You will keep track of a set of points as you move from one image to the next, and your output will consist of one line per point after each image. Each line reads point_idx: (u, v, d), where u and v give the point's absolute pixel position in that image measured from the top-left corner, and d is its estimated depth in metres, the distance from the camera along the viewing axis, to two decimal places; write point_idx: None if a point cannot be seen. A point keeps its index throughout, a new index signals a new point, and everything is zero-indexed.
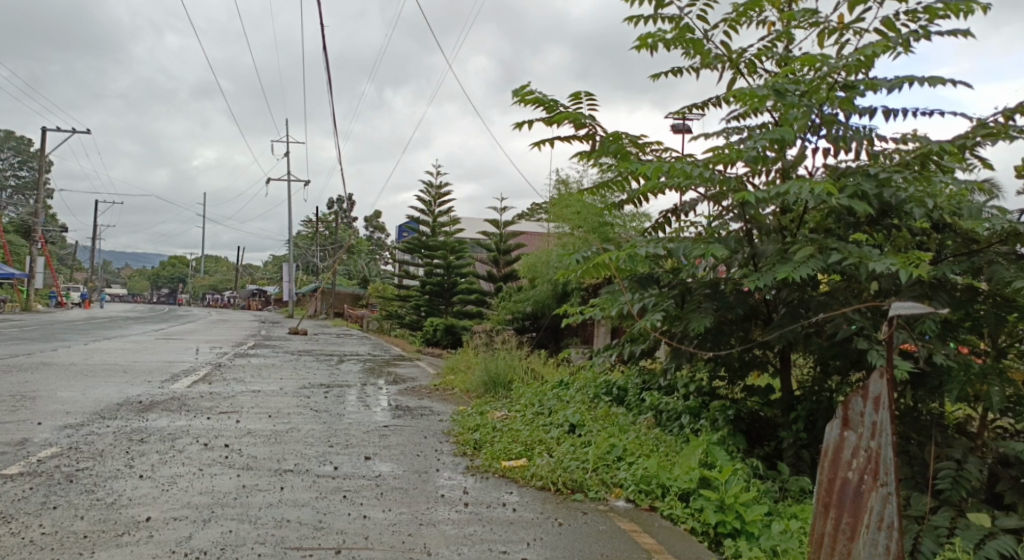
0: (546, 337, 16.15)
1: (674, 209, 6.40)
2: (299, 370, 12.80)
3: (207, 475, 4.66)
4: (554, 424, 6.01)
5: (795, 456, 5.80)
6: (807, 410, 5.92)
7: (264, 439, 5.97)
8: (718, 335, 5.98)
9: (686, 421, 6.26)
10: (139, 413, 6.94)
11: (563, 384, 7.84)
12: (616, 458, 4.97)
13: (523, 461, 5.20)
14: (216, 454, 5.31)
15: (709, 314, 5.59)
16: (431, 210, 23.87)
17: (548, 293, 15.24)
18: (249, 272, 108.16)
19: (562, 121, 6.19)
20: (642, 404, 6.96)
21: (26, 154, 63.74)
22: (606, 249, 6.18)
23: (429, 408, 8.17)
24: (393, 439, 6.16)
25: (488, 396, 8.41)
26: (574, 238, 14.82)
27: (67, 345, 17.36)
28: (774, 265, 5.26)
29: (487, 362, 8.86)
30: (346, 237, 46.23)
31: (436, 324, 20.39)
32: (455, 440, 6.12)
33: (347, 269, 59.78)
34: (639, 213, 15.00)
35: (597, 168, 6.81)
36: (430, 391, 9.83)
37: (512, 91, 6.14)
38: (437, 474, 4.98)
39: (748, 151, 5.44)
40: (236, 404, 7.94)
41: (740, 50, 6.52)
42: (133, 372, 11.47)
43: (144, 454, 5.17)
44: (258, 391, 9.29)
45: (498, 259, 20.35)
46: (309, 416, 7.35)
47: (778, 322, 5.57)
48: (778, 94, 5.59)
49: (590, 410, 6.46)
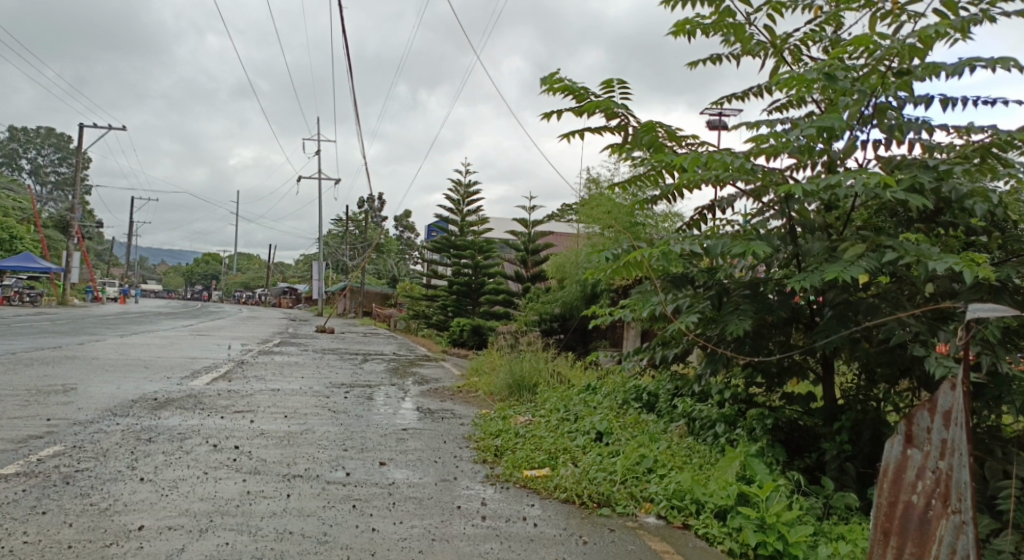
0: (573, 339, 15.80)
1: (712, 204, 6.04)
2: (323, 368, 12.60)
3: (211, 479, 4.40)
4: (579, 432, 5.67)
5: (838, 470, 5.43)
6: (852, 420, 5.53)
7: (276, 441, 5.73)
8: (758, 339, 5.61)
9: (721, 430, 5.87)
10: (152, 411, 6.74)
11: (590, 388, 7.48)
12: (646, 470, 4.59)
13: (546, 470, 4.88)
14: (224, 456, 5.06)
15: (749, 316, 5.22)
16: (460, 209, 23.65)
17: (576, 294, 14.88)
18: (280, 271, 109.27)
19: (593, 111, 5.86)
20: (673, 411, 6.57)
21: (65, 152, 64.82)
22: (638, 246, 5.83)
23: (451, 411, 7.88)
24: (410, 443, 5.87)
25: (512, 400, 8.10)
26: (604, 238, 14.46)
27: (95, 339, 17.44)
28: (821, 264, 4.89)
29: (511, 365, 8.55)
30: (375, 236, 46.23)
31: (462, 324, 20.12)
32: (475, 446, 5.81)
33: (375, 268, 59.89)
34: (671, 214, 14.60)
35: (628, 162, 6.46)
36: (453, 393, 9.54)
37: (540, 79, 5.82)
38: (451, 483, 4.66)
39: (793, 141, 5.08)
40: (253, 403, 7.72)
41: (783, 36, 6.17)
42: (154, 368, 11.35)
43: (149, 455, 4.94)
44: (278, 389, 9.08)
45: (526, 258, 20.04)
46: (326, 417, 7.10)
47: (823, 326, 5.18)
48: (828, 79, 5.23)
49: (618, 417, 6.10)
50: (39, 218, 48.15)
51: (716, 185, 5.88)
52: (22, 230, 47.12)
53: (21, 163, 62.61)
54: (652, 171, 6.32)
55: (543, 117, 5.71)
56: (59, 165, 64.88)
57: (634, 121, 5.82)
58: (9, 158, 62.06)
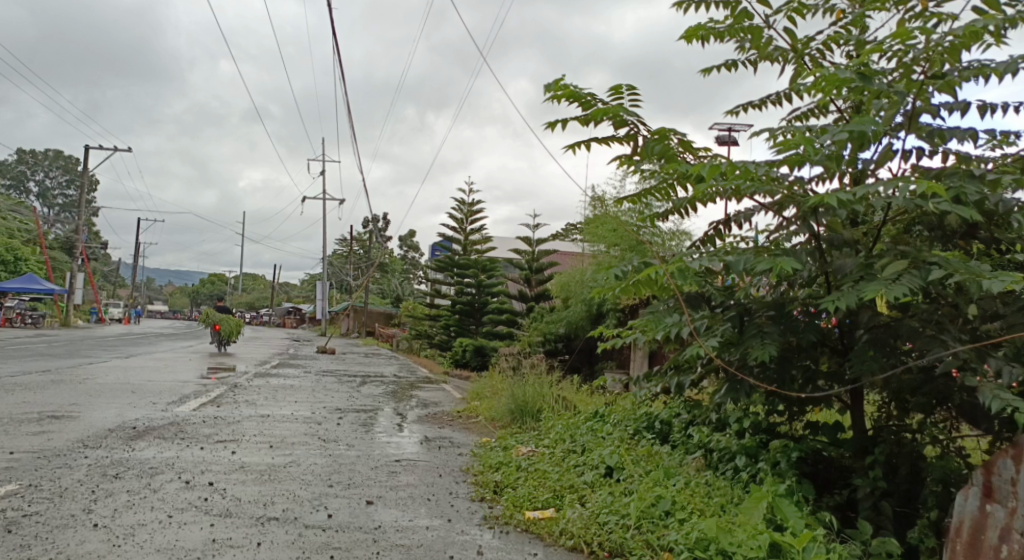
0: (579, 360, 15.29)
1: (727, 219, 5.58)
2: (318, 392, 12.12)
3: (176, 525, 3.92)
4: (587, 466, 5.17)
5: (873, 509, 4.91)
6: (887, 453, 5.00)
7: (255, 476, 5.24)
8: (786, 364, 5.11)
9: (742, 463, 5.35)
10: (126, 442, 6.27)
11: (598, 416, 6.97)
12: (664, 513, 4.08)
13: (550, 512, 4.38)
14: (194, 495, 4.58)
15: (777, 341, 4.74)
16: (462, 228, 23.31)
17: (582, 314, 14.42)
18: (285, 291, 109.07)
19: (600, 118, 5.43)
20: (688, 441, 6.05)
21: (70, 173, 64.75)
22: (650, 262, 5.36)
23: (449, 439, 7.39)
24: (403, 478, 5.38)
25: (514, 427, 7.60)
26: (610, 257, 14.05)
27: (87, 361, 16.97)
28: (857, 283, 4.42)
29: (513, 389, 8.05)
30: (378, 255, 45.88)
31: (465, 344, 19.62)
32: (473, 481, 5.31)
33: (379, 287, 59.52)
34: (679, 232, 14.17)
35: (637, 174, 6.02)
36: (452, 419, 9.04)
37: (544, 84, 5.40)
38: (443, 527, 4.16)
39: (824, 147, 4.59)
40: (239, 432, 7.25)
41: (805, 39, 5.73)
42: (141, 392, 10.87)
43: (111, 495, 4.47)
44: (267, 415, 8.61)
45: (530, 277, 19.60)
46: (315, 447, 6.62)
47: (858, 353, 4.71)
48: (863, 79, 4.78)
49: (629, 450, 5.59)
50: (42, 238, 47.90)
51: (733, 198, 5.43)
52: (25, 251, 46.94)
53: (27, 184, 62.69)
54: (663, 183, 5.87)
55: (547, 125, 5.28)
56: (65, 185, 64.94)
57: (644, 129, 5.38)
58: (15, 179, 62.09)
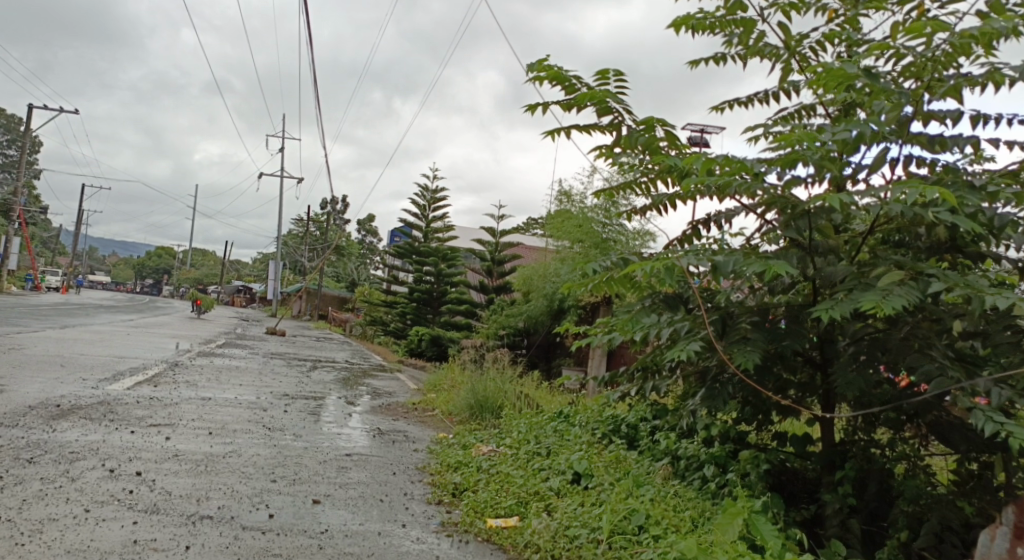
0: (536, 356, 15.01)
1: (708, 218, 5.29)
2: (267, 375, 11.63)
3: (93, 522, 3.50)
4: (553, 471, 4.86)
5: (841, 527, 4.63)
6: (857, 469, 4.72)
7: (189, 466, 4.80)
8: (767, 374, 4.80)
9: (710, 474, 5.06)
10: (48, 423, 5.79)
11: (563, 416, 6.65)
12: (637, 528, 3.77)
13: (514, 520, 4.06)
14: (118, 487, 4.13)
15: (759, 348, 4.44)
16: (424, 215, 22.84)
17: (542, 309, 14.11)
18: (236, 269, 106.81)
19: (584, 103, 5.07)
20: (655, 447, 5.74)
21: (15, 134, 62.03)
22: (629, 258, 5.01)
23: (403, 433, 7.00)
24: (352, 475, 4.99)
25: (472, 423, 7.25)
26: (574, 252, 13.77)
27: (22, 330, 16.18)
28: (850, 292, 4.14)
29: (473, 383, 7.70)
30: (336, 237, 45.01)
31: (422, 333, 19.19)
32: (429, 482, 4.94)
33: (334, 271, 58.51)
34: (645, 231, 13.96)
35: (615, 166, 5.66)
36: (406, 411, 8.65)
37: (526, 64, 5.02)
38: (395, 533, 3.79)
39: (825, 148, 4.15)
40: (176, 415, 6.78)
41: (799, 36, 5.11)
42: (76, 367, 10.28)
43: (21, 483, 4.01)
44: (209, 398, 8.12)
45: (491, 268, 19.24)
46: (257, 435, 6.19)
47: (843, 365, 4.46)
48: (869, 77, 4.19)
49: (597, 456, 5.27)
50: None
51: (717, 196, 5.13)
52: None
53: None
54: (643, 177, 5.54)
55: (527, 107, 4.90)
56: (10, 146, 62.41)
57: (629, 118, 5.01)
58: None
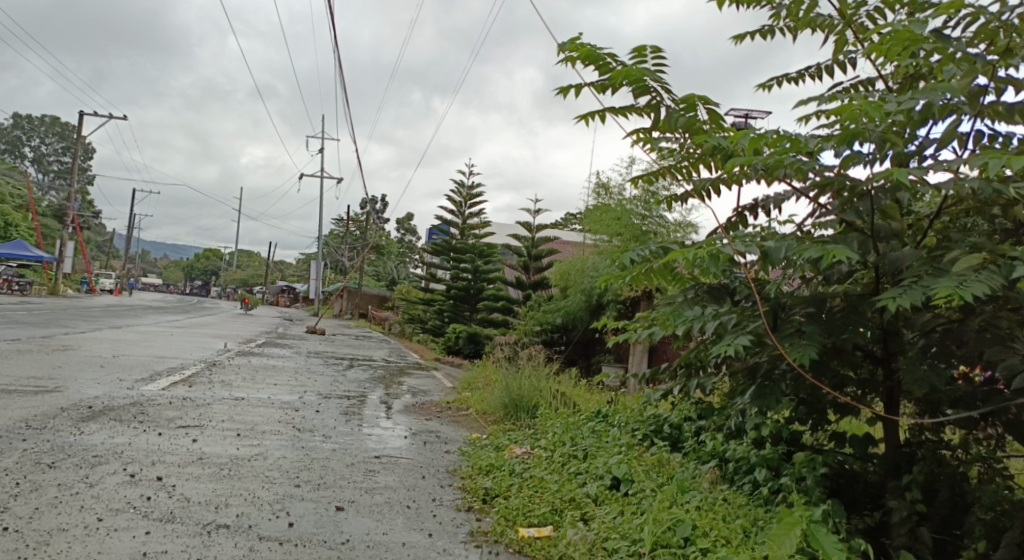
0: (575, 353, 14.72)
1: (755, 203, 4.93)
2: (303, 374, 11.54)
3: (103, 532, 3.31)
4: (590, 476, 4.56)
5: (909, 536, 4.23)
6: (926, 473, 4.31)
7: (212, 470, 4.62)
8: (824, 373, 4.42)
9: (762, 478, 4.68)
10: (76, 425, 5.68)
11: (601, 415, 6.32)
12: (683, 540, 3.45)
13: (547, 530, 3.78)
14: (135, 493, 3.96)
15: (816, 342, 4.07)
16: (461, 211, 22.66)
17: (581, 304, 13.80)
18: (279, 269, 108.45)
19: (619, 82, 4.74)
20: (700, 449, 5.37)
21: (67, 140, 63.69)
22: (670, 247, 4.66)
23: (435, 434, 6.77)
24: (381, 479, 4.76)
25: (507, 423, 6.99)
26: (612, 246, 13.42)
27: (68, 331, 16.40)
28: (920, 278, 3.75)
29: (507, 381, 7.44)
30: (375, 236, 45.21)
31: (459, 331, 19.02)
32: (460, 487, 4.68)
33: (374, 269, 58.85)
34: (686, 223, 13.55)
35: (653, 150, 5.32)
36: (440, 410, 8.43)
37: (557, 43, 4.70)
38: (420, 544, 3.54)
39: (890, 120, 3.78)
40: (206, 416, 6.64)
41: (855, 4, 4.71)
42: (115, 367, 10.28)
43: (37, 489, 3.86)
44: (242, 398, 8.00)
45: (528, 264, 18.97)
46: (286, 437, 6.00)
47: (911, 359, 4.07)
48: (938, 40, 3.81)
49: (637, 459, 4.94)
50: (35, 204, 47.06)
51: (764, 179, 4.76)
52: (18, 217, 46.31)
53: (24, 150, 61.92)
54: (684, 161, 5.19)
55: (558, 89, 4.59)
56: (61, 153, 64.13)
57: (669, 96, 4.67)
58: (12, 144, 61.19)
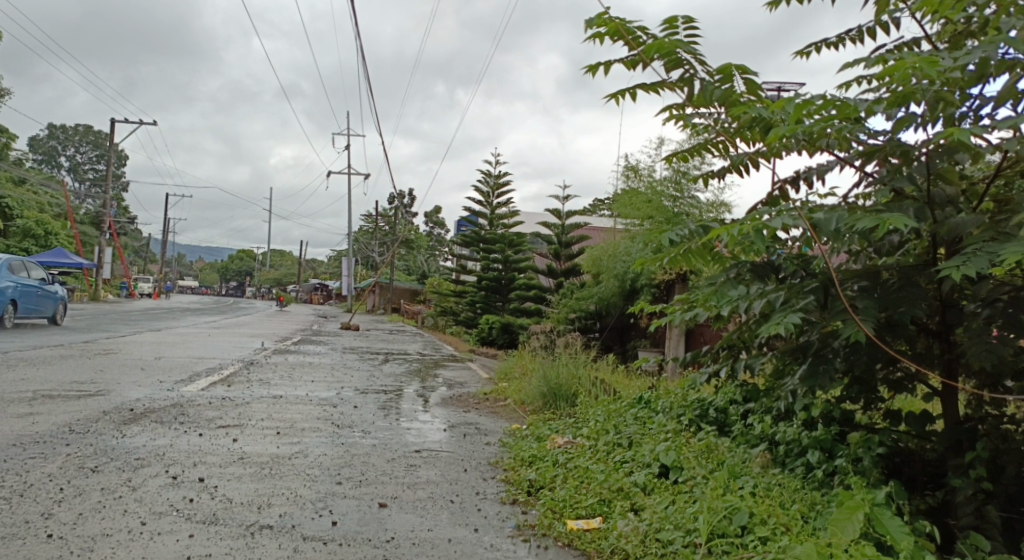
0: (610, 339, 14.56)
1: (796, 174, 4.74)
2: (339, 370, 11.56)
3: (147, 536, 3.28)
4: (637, 465, 4.44)
5: (975, 516, 4.04)
6: (991, 450, 4.12)
7: (253, 470, 4.58)
8: (880, 352, 4.23)
9: (816, 460, 4.51)
10: (118, 428, 5.70)
11: (643, 401, 6.18)
12: (740, 529, 3.32)
13: (596, 522, 3.67)
14: (178, 496, 3.93)
15: (872, 317, 3.90)
16: (489, 201, 22.56)
17: (614, 290, 13.64)
18: (311, 267, 109.49)
19: (651, 57, 4.59)
20: (749, 432, 5.20)
21: (100, 149, 64.80)
22: (710, 225, 4.50)
23: (475, 425, 6.69)
24: (423, 473, 4.68)
25: (547, 412, 6.89)
26: (644, 230, 13.23)
27: (108, 336, 16.63)
28: (983, 245, 3.55)
29: (545, 370, 7.33)
30: (404, 230, 45.34)
31: (492, 321, 18.95)
32: (503, 479, 4.59)
33: (404, 263, 59.07)
34: (718, 203, 13.31)
35: (686, 126, 5.16)
36: (478, 402, 8.36)
37: (585, 20, 4.55)
38: (467, 540, 3.45)
39: (946, 78, 3.59)
40: (245, 415, 6.64)
41: None
42: (154, 370, 10.37)
43: (81, 494, 3.85)
44: (280, 396, 8.00)
45: (559, 252, 18.82)
46: (325, 433, 5.97)
47: (974, 331, 3.87)
48: None
49: (684, 445, 4.80)
50: (72, 213, 47.98)
51: (805, 149, 4.57)
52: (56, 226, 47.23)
53: (58, 160, 63.13)
54: (720, 135, 5.02)
55: (587, 67, 4.46)
56: (95, 162, 65.21)
57: (703, 68, 4.50)
58: (47, 155, 62.43)
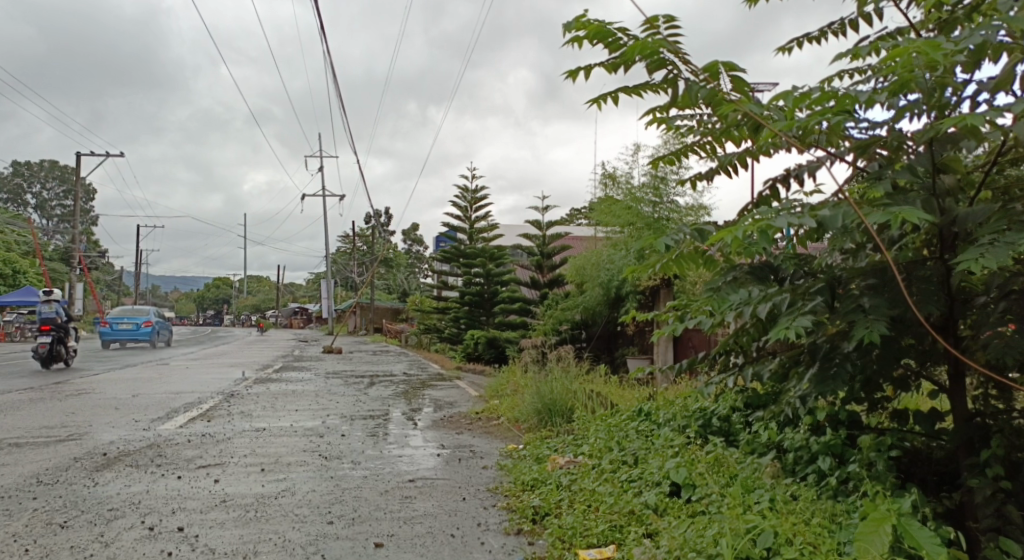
0: (598, 348, 14.34)
1: (788, 172, 4.49)
2: (324, 396, 11.22)
3: None
4: (646, 484, 4.22)
5: (997, 517, 3.80)
6: (1008, 446, 3.89)
7: (237, 514, 4.29)
8: (889, 351, 4.01)
9: (828, 467, 4.27)
10: (90, 475, 5.38)
11: (643, 414, 5.94)
12: (765, 551, 3.09)
13: (610, 550, 3.44)
14: (155, 549, 3.63)
15: (883, 315, 3.68)
16: (467, 216, 22.33)
17: (599, 299, 13.43)
18: (290, 292, 108.54)
19: (632, 59, 4.33)
20: (756, 441, 4.96)
21: (70, 184, 63.86)
22: (705, 228, 4.26)
23: (468, 448, 6.41)
24: (418, 506, 4.40)
25: (543, 430, 6.63)
26: (625, 236, 13.04)
27: (84, 374, 16.17)
28: (997, 235, 3.33)
29: (538, 386, 7.08)
30: (382, 249, 44.96)
31: (477, 336, 18.69)
32: (504, 506, 4.34)
33: (384, 283, 58.66)
34: (698, 205, 13.16)
35: (669, 130, 4.92)
36: (469, 422, 8.09)
37: (562, 24, 4.30)
38: None
39: (951, 63, 3.38)
40: (227, 452, 6.33)
41: None
42: (133, 408, 9.99)
43: (48, 555, 3.54)
44: (263, 429, 7.68)
45: (541, 262, 18.61)
46: (312, 467, 5.67)
47: (989, 324, 3.65)
48: None
49: (692, 460, 4.58)
50: (42, 250, 47.10)
51: (797, 146, 4.32)
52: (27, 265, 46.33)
53: (27, 198, 62.10)
54: (706, 136, 4.77)
55: (567, 73, 4.20)
56: (65, 198, 64.19)
57: (689, 68, 4.26)
58: (15, 193, 61.40)
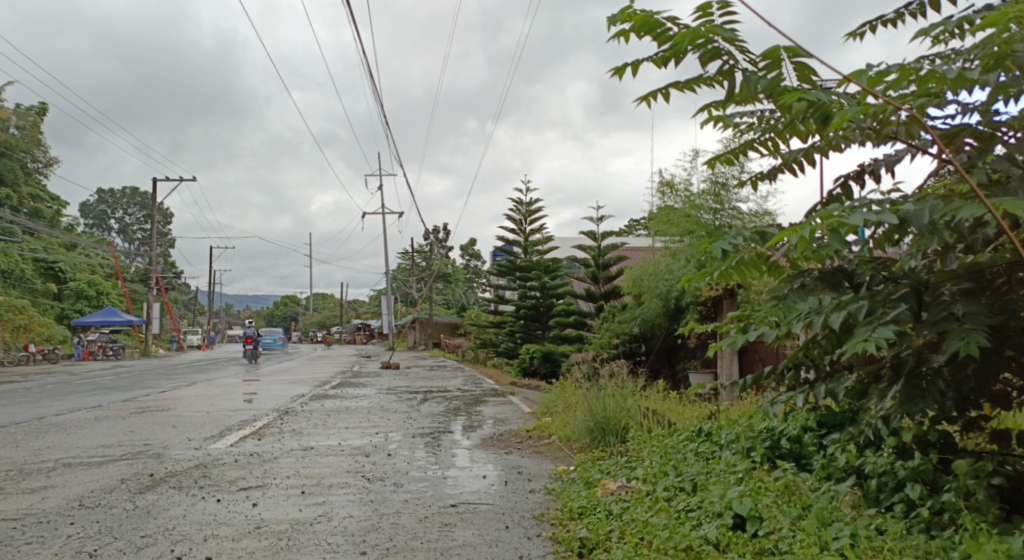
0: (658, 362, 13.85)
1: (861, 168, 4.07)
2: (376, 413, 11.06)
3: None
4: (706, 516, 3.83)
5: None
6: None
7: (270, 542, 4.07)
8: (988, 364, 3.54)
9: (917, 496, 3.80)
10: (132, 498, 5.26)
11: (703, 434, 5.53)
12: None
13: None
14: None
15: (980, 325, 3.24)
16: (522, 229, 22.06)
17: (658, 310, 12.96)
18: (352, 308, 110.25)
19: (684, 51, 3.97)
20: (831, 465, 4.50)
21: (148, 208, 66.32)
22: (769, 230, 3.86)
23: (517, 469, 6.10)
24: (458, 536, 4.10)
25: (596, 450, 6.27)
26: (683, 246, 12.55)
27: (148, 391, 16.45)
28: None
29: (590, 403, 6.72)
30: (439, 264, 45.11)
31: (533, 351, 18.37)
32: (550, 537, 4.01)
33: (443, 298, 58.89)
34: (761, 212, 12.60)
35: (727, 127, 4.54)
36: (520, 441, 7.77)
37: (607, 18, 3.97)
38: None
39: None
40: (271, 473, 6.17)
41: None
42: (188, 426, 9.99)
43: None
44: (311, 449, 7.52)
45: (597, 274, 18.17)
46: (354, 489, 5.45)
47: None
48: None
49: (757, 488, 4.16)
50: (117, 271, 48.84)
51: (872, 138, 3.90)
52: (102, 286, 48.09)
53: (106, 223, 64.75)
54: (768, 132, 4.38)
55: (612, 69, 3.87)
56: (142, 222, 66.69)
57: (745, 57, 3.88)
58: (97, 219, 63.97)
